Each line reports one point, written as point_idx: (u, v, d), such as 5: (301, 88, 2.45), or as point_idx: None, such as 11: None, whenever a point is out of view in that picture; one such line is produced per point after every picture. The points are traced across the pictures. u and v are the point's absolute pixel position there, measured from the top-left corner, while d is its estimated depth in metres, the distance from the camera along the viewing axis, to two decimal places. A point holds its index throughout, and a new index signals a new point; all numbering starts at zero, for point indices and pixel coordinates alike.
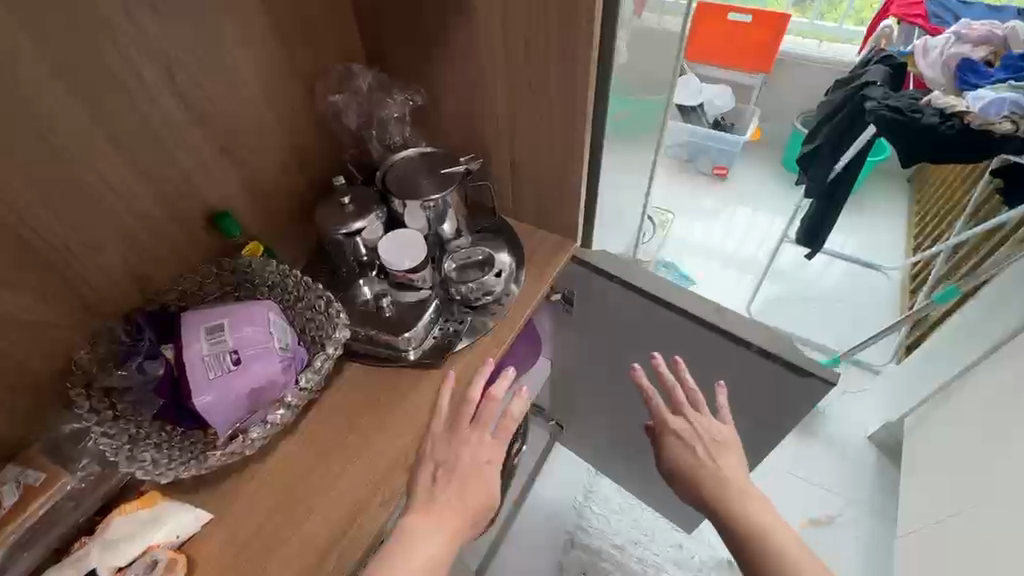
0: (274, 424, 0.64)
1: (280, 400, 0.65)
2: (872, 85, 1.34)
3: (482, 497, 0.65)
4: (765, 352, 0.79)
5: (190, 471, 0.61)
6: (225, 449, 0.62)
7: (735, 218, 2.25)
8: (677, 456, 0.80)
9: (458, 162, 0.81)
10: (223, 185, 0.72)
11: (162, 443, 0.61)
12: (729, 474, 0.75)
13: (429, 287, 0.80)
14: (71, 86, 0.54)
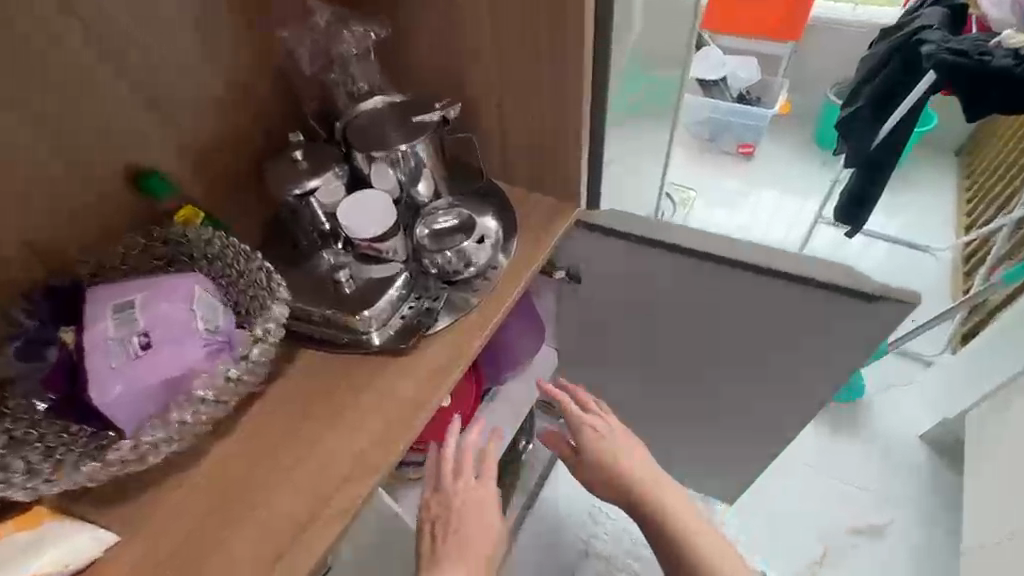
0: (185, 425, 0.51)
1: (191, 395, 0.50)
2: (928, 29, 1.16)
3: (486, 541, 0.69)
4: (828, 284, 0.71)
5: (63, 484, 0.47)
6: (115, 455, 0.48)
7: (761, 200, 2.07)
8: (593, 472, 0.82)
9: (433, 109, 0.67)
10: (147, 137, 0.61)
11: (48, 449, 0.49)
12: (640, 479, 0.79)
13: (401, 261, 0.66)
14: None
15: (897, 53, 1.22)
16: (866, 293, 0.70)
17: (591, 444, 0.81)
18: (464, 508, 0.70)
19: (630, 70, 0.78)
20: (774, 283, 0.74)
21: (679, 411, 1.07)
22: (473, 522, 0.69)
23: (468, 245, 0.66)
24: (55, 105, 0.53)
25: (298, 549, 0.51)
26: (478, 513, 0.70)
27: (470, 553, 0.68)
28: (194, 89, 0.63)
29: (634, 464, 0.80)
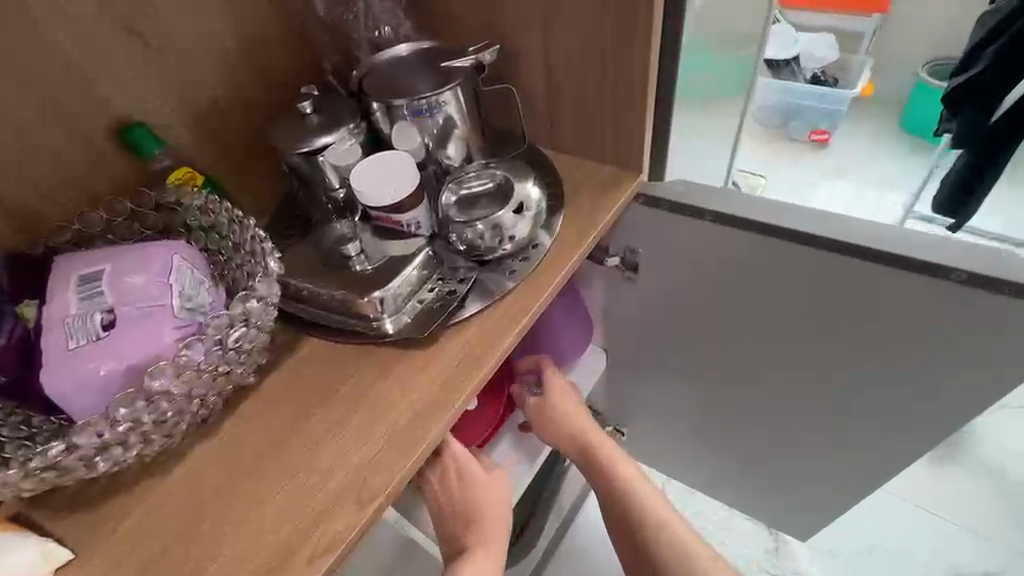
0: (140, 424, 0.40)
1: (148, 391, 0.40)
2: None
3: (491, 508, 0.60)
4: (981, 280, 0.54)
5: None
6: (49, 462, 0.38)
7: (838, 190, 1.81)
8: (553, 432, 0.70)
9: (466, 53, 0.56)
10: (139, 89, 0.53)
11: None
12: (603, 449, 0.70)
13: (424, 234, 0.56)
14: None
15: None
16: None
17: (551, 402, 0.71)
18: (468, 496, 0.60)
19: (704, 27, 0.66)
20: (889, 280, 0.58)
21: (749, 427, 0.90)
22: (474, 505, 0.60)
23: (506, 215, 0.54)
24: (27, 44, 0.46)
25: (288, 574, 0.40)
26: (484, 501, 0.60)
27: (478, 531, 0.59)
28: (192, 26, 0.55)
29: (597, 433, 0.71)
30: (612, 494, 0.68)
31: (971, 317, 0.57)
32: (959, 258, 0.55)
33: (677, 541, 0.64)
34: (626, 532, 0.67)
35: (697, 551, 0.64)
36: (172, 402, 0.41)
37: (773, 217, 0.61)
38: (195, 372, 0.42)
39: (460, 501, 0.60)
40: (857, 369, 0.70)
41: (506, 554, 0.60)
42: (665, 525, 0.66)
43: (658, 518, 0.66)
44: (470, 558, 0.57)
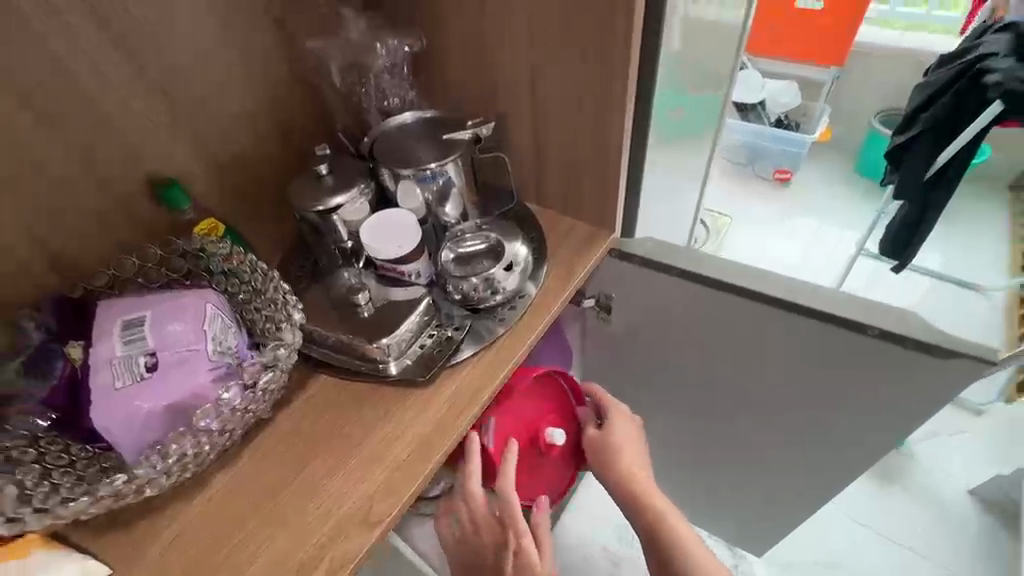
0: (181, 456, 0.47)
1: (197, 425, 0.47)
2: (994, 57, 1.06)
3: None
4: (891, 336, 0.64)
5: (59, 514, 0.43)
6: (112, 486, 0.44)
7: (799, 228, 1.95)
8: (601, 469, 0.73)
9: (465, 127, 0.65)
10: (171, 150, 0.59)
11: (48, 471, 0.45)
12: (643, 486, 0.70)
13: (423, 283, 0.63)
14: None
15: (954, 84, 1.14)
16: (936, 349, 0.62)
17: (602, 441, 0.74)
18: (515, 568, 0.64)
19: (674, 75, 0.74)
20: (821, 332, 0.68)
21: (711, 451, 0.99)
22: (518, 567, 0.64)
23: (498, 272, 0.62)
24: (80, 114, 0.52)
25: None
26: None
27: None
28: (218, 93, 0.61)
29: (643, 470, 0.72)
30: (649, 530, 0.69)
31: (889, 364, 0.67)
32: (874, 318, 0.65)
33: None
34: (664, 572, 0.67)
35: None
36: (212, 434, 0.48)
37: (728, 275, 0.70)
38: (233, 408, 0.49)
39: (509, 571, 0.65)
40: (801, 403, 0.80)
41: None
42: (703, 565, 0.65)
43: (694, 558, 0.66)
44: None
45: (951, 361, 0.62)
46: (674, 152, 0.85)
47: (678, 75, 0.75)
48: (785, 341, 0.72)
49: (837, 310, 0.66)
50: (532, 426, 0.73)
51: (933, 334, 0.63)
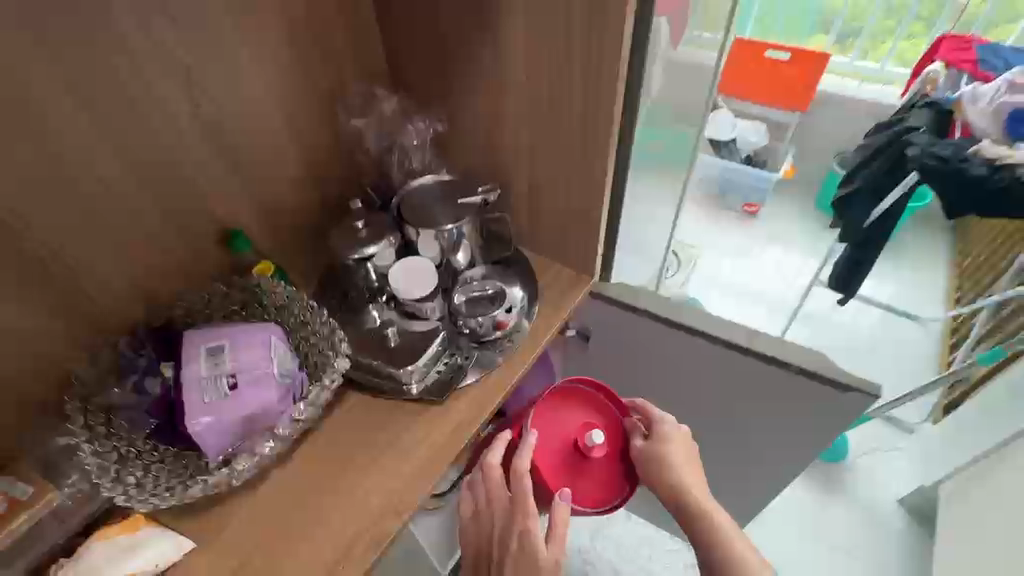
0: (262, 456, 0.62)
1: (272, 430, 0.62)
2: (916, 131, 1.28)
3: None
4: (806, 372, 0.81)
5: (171, 498, 0.58)
6: (210, 478, 0.60)
7: (764, 257, 2.11)
8: (652, 481, 0.74)
9: (476, 193, 0.79)
10: (236, 205, 0.73)
11: (151, 465, 0.60)
12: (697, 501, 0.69)
13: (438, 318, 0.77)
14: (94, 118, 0.55)
15: (886, 149, 1.34)
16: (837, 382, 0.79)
17: (657, 453, 0.73)
18: (521, 550, 0.65)
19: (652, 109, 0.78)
20: (758, 368, 0.84)
21: None
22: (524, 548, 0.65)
23: (500, 313, 0.77)
24: (173, 183, 0.64)
25: (350, 562, 0.60)
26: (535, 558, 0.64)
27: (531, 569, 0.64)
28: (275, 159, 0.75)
29: (698, 487, 0.71)
30: (703, 546, 0.67)
31: (809, 394, 0.83)
32: (797, 357, 0.82)
33: None
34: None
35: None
36: (280, 438, 0.63)
37: (684, 317, 0.86)
38: (295, 418, 0.64)
39: (513, 550, 0.66)
40: (745, 420, 0.96)
41: None
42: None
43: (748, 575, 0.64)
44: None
45: (849, 393, 0.79)
46: (653, 209, 0.98)
47: (657, 146, 0.87)
48: (732, 372, 0.88)
49: (767, 346, 0.83)
50: (566, 430, 0.77)
51: (838, 372, 0.80)
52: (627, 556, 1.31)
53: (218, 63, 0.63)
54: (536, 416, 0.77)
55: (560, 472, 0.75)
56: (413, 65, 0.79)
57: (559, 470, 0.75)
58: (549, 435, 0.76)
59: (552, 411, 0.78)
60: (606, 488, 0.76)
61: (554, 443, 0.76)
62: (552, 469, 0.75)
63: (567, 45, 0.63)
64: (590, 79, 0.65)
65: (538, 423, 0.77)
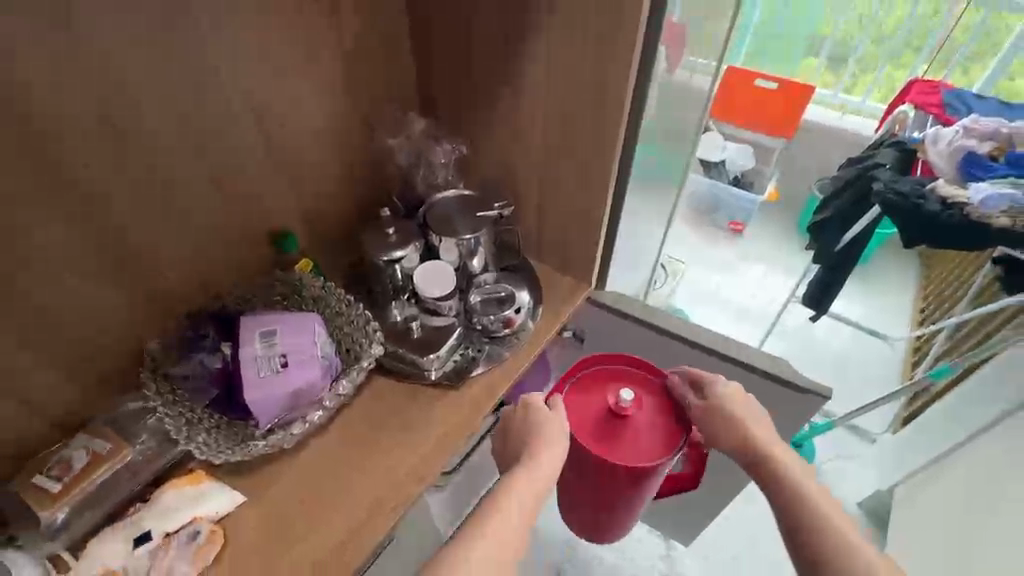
0: (311, 423, 0.74)
1: (318, 402, 0.74)
2: (881, 167, 1.43)
3: (553, 429, 0.72)
4: (772, 376, 0.92)
5: (234, 456, 0.69)
6: (264, 440, 0.70)
7: (746, 273, 2.26)
8: (718, 434, 0.77)
9: (492, 207, 0.90)
10: (283, 208, 0.84)
11: (212, 428, 0.70)
12: (766, 447, 0.73)
13: (454, 315, 0.88)
14: (184, 129, 0.67)
15: (855, 182, 1.48)
16: (796, 385, 0.91)
17: (725, 403, 0.78)
18: (526, 415, 0.74)
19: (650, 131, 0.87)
20: (730, 372, 0.95)
21: None
22: (540, 434, 0.71)
23: (510, 312, 0.88)
24: (236, 185, 0.76)
25: (377, 517, 0.70)
26: (544, 418, 0.73)
27: (541, 440, 0.71)
28: (318, 169, 0.86)
29: (767, 436, 0.75)
30: (771, 486, 0.71)
31: (773, 395, 0.95)
32: (763, 363, 0.94)
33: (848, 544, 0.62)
34: (793, 533, 0.66)
35: (851, 538, 0.63)
36: (326, 408, 0.75)
37: (668, 324, 0.97)
38: (334, 392, 0.76)
39: (523, 420, 0.74)
40: None
41: (558, 468, 0.69)
42: (827, 521, 0.64)
43: (819, 510, 0.65)
44: (534, 463, 0.68)
45: (808, 396, 0.91)
46: (647, 227, 1.10)
47: (655, 172, 0.99)
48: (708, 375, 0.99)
49: (739, 352, 0.94)
50: (602, 399, 0.82)
51: (799, 377, 0.92)
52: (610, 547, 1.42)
53: (279, 84, 0.74)
54: (572, 389, 0.82)
55: (608, 438, 0.77)
56: (441, 93, 0.91)
57: (600, 435, 0.78)
58: (591, 403, 0.81)
59: (587, 383, 0.83)
60: (650, 445, 0.77)
61: (592, 411, 0.80)
62: (591, 433, 0.78)
63: (579, 83, 0.75)
64: (597, 111, 0.77)
65: (574, 395, 0.82)
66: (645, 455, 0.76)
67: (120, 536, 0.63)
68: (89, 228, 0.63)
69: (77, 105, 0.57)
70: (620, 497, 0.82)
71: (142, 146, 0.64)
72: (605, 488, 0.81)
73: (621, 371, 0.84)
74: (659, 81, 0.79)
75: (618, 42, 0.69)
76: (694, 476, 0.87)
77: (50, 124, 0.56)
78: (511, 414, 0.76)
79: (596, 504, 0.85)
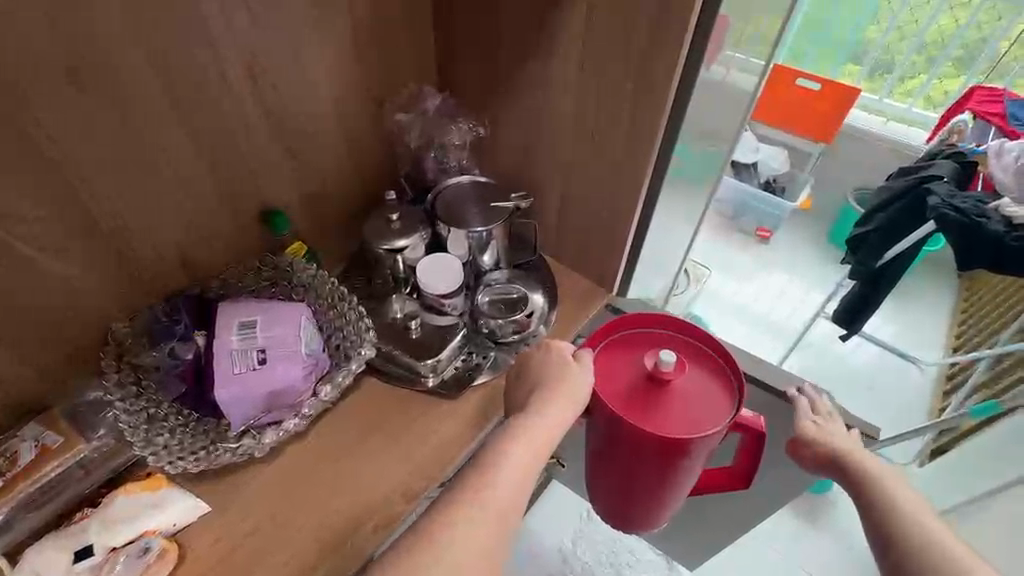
0: (286, 432, 0.65)
1: (297, 407, 0.66)
2: (937, 179, 1.30)
3: (581, 384, 0.59)
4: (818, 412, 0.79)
5: (197, 463, 0.62)
6: (236, 445, 0.63)
7: (770, 281, 2.13)
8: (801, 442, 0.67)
9: (509, 198, 0.80)
10: (279, 186, 0.75)
11: (176, 428, 0.62)
12: (843, 453, 0.62)
13: (458, 315, 0.79)
14: (166, 91, 0.58)
15: (906, 194, 1.34)
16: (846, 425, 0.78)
17: (805, 432, 0.66)
18: (543, 360, 0.61)
19: (693, 126, 0.75)
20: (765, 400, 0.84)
21: None
22: (560, 381, 0.59)
23: (521, 317, 0.78)
24: (226, 158, 0.67)
25: (355, 539, 0.61)
26: (565, 364, 0.61)
27: (561, 391, 0.58)
28: (320, 144, 0.76)
29: (845, 442, 0.63)
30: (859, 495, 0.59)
31: None
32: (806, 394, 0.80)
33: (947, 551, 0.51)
34: (888, 551, 0.54)
35: (955, 549, 0.51)
36: (305, 416, 0.66)
37: None
38: (316, 397, 0.67)
39: (534, 370, 0.61)
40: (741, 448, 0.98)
41: (576, 417, 0.57)
42: (931, 534, 0.53)
43: (912, 517, 0.54)
44: (545, 412, 0.56)
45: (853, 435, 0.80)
46: (676, 231, 0.99)
47: (692, 173, 0.87)
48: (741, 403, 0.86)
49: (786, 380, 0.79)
50: (639, 360, 0.64)
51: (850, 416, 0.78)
52: (605, 560, 1.29)
53: (282, 47, 0.65)
54: (603, 348, 0.65)
55: (636, 405, 0.61)
56: (463, 67, 0.81)
57: (633, 400, 0.61)
58: (628, 364, 0.64)
59: (621, 343, 0.66)
60: (699, 415, 0.60)
61: (627, 372, 0.63)
62: (622, 398, 0.61)
63: (622, 61, 0.64)
64: (639, 96, 0.66)
65: (609, 350, 0.65)
66: (689, 426, 0.59)
67: (63, 546, 0.54)
68: (57, 197, 0.55)
69: (49, 54, 0.49)
70: (651, 479, 0.65)
71: (116, 107, 0.55)
72: (629, 464, 0.65)
73: (661, 330, 0.67)
74: (700, 88, 0.67)
75: (674, 16, 0.58)
76: (745, 475, 0.72)
77: (16, 82, 0.48)
78: (531, 350, 0.64)
79: (621, 483, 0.70)
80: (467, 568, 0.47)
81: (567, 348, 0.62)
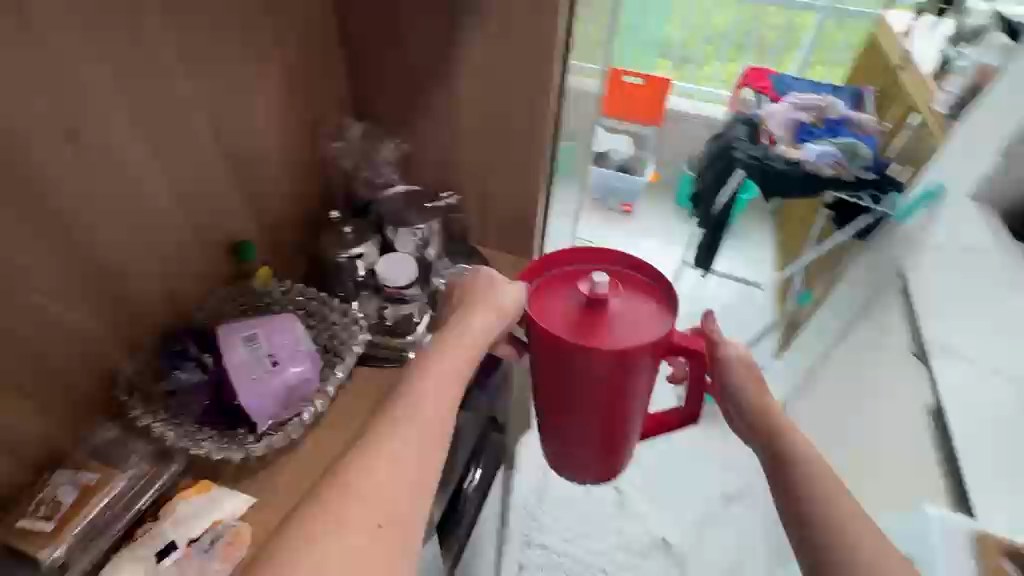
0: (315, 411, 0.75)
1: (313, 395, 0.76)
2: (737, 139, 1.71)
3: (508, 304, 0.66)
4: None
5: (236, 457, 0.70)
6: (264, 440, 0.71)
7: (640, 246, 2.52)
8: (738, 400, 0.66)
9: (438, 199, 1.00)
10: (236, 219, 0.83)
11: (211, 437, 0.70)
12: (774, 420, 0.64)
13: (418, 300, 0.92)
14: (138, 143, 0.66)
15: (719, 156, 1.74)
16: None
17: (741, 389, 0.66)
18: (467, 290, 0.70)
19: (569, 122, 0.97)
20: None
21: None
22: (479, 301, 0.67)
23: None
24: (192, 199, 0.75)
25: None
26: (481, 285, 0.69)
27: (479, 307, 0.66)
28: (265, 178, 0.86)
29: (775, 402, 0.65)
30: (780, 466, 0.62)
31: None
32: None
33: (838, 526, 0.56)
34: (795, 513, 0.59)
35: (847, 519, 0.57)
36: (321, 402, 0.76)
37: None
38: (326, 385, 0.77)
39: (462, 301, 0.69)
40: None
41: (493, 328, 0.65)
42: (833, 505, 0.58)
43: (820, 486, 0.59)
44: (463, 325, 0.64)
45: None
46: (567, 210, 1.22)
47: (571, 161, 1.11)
48: None
49: None
50: (573, 292, 0.65)
51: None
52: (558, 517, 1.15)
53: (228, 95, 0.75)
54: (537, 286, 0.66)
55: (574, 329, 0.61)
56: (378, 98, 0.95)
57: (570, 325, 0.61)
58: (565, 298, 0.64)
59: (557, 280, 0.67)
60: (637, 330, 0.60)
61: (563, 304, 0.64)
62: (564, 327, 0.61)
63: (512, 77, 0.84)
64: (530, 97, 0.85)
65: (546, 288, 0.66)
66: (624, 340, 0.59)
67: (144, 553, 0.61)
68: (50, 248, 0.60)
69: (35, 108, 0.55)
70: (595, 406, 0.65)
71: (99, 164, 0.62)
72: (574, 394, 0.65)
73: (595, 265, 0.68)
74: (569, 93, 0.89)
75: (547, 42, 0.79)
76: (693, 413, 0.71)
77: (12, 132, 0.53)
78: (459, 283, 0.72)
79: (569, 421, 0.69)
80: (390, 484, 0.50)
81: (500, 280, 0.68)
